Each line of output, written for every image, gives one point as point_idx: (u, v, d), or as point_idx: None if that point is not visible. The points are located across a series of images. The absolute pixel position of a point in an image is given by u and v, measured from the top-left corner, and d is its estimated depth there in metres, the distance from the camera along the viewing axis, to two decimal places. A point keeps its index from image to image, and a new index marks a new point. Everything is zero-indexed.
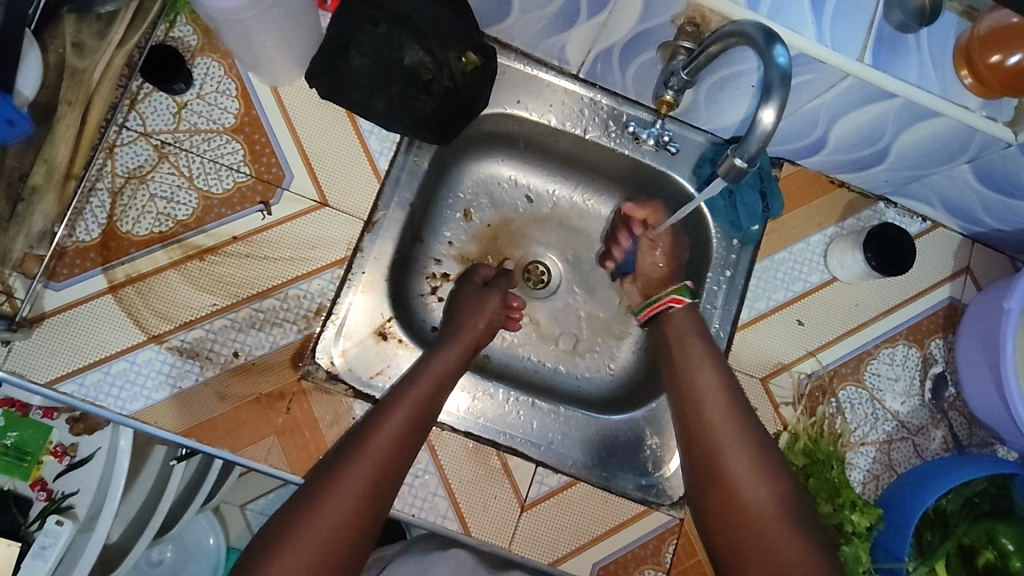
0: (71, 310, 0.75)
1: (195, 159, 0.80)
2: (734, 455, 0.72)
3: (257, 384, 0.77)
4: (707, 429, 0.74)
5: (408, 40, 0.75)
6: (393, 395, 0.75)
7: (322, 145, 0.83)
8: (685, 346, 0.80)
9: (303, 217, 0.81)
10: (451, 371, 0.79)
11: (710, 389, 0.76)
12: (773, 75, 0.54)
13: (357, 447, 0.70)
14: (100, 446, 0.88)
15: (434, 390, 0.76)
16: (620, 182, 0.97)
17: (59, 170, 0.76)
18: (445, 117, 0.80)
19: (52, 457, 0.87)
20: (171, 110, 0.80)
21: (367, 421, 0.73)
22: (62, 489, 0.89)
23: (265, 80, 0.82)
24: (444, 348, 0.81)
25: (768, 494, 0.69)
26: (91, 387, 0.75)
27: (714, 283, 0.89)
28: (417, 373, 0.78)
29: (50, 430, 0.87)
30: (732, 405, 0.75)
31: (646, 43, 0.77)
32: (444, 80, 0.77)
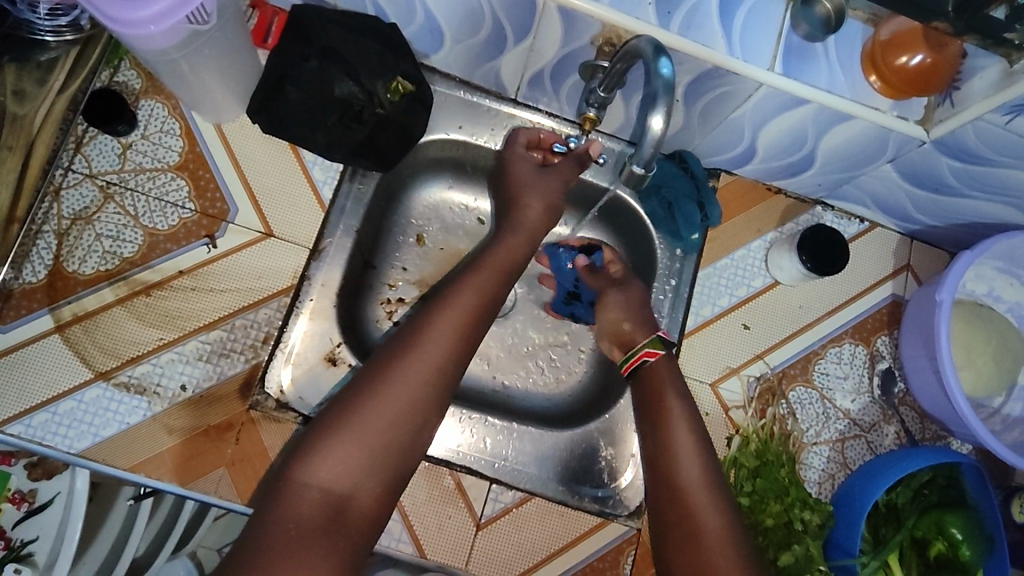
0: (16, 352, 0.76)
1: (140, 198, 0.82)
2: (704, 502, 0.70)
3: (206, 415, 0.78)
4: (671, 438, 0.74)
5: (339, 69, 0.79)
6: (416, 329, 0.71)
7: (266, 178, 0.85)
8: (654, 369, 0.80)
9: (248, 248, 0.83)
10: (472, 304, 0.74)
11: (688, 433, 0.75)
12: (657, 84, 0.60)
13: (376, 387, 0.66)
14: (61, 491, 0.74)
15: (461, 319, 0.72)
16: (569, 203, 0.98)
17: (4, 214, 0.79)
18: (382, 145, 0.83)
19: (11, 504, 0.73)
20: (116, 151, 0.83)
21: (380, 358, 0.69)
22: (22, 535, 0.73)
23: (209, 118, 0.85)
24: (480, 270, 0.77)
25: (733, 542, 0.68)
26: (38, 427, 0.75)
27: (661, 291, 0.90)
28: (445, 302, 0.73)
29: (9, 476, 0.74)
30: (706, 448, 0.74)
31: (573, 63, 0.80)
32: (375, 108, 0.81)
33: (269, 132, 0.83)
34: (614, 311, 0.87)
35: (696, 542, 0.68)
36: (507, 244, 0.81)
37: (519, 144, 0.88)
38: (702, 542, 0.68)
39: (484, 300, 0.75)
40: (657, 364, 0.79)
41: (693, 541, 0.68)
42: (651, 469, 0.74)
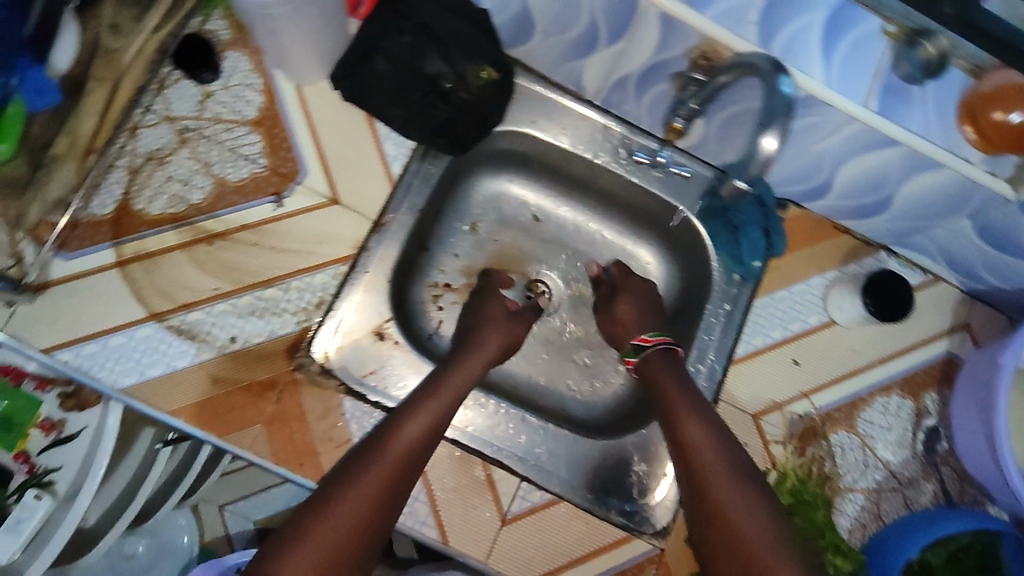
0: (75, 281, 0.77)
1: (214, 147, 0.83)
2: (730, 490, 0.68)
3: (250, 371, 0.78)
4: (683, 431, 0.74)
5: (427, 44, 0.78)
6: (369, 451, 0.69)
7: (338, 145, 0.86)
8: (662, 374, 0.81)
9: (312, 212, 0.83)
10: (440, 414, 0.74)
11: (699, 422, 0.74)
12: (776, 104, 0.60)
13: (338, 499, 0.64)
14: (89, 425, 0.79)
15: (411, 446, 0.70)
16: (628, 216, 1.00)
17: (81, 143, 0.79)
18: (461, 130, 0.83)
19: (40, 429, 0.79)
20: (197, 98, 0.83)
21: (345, 467, 0.67)
22: (46, 463, 0.79)
23: (291, 78, 0.85)
24: (451, 377, 0.79)
25: (770, 529, 0.65)
26: (86, 357, 0.75)
27: (713, 315, 0.88)
28: (395, 427, 0.71)
29: (40, 404, 0.78)
30: (724, 437, 0.74)
31: (661, 73, 0.80)
32: (461, 91, 0.80)
33: (349, 99, 0.84)
34: (625, 307, 0.91)
35: (730, 533, 0.65)
36: (459, 370, 0.80)
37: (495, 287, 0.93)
38: (734, 528, 0.65)
39: (446, 413, 0.74)
40: (654, 354, 0.84)
41: (726, 530, 0.65)
42: (679, 470, 0.73)
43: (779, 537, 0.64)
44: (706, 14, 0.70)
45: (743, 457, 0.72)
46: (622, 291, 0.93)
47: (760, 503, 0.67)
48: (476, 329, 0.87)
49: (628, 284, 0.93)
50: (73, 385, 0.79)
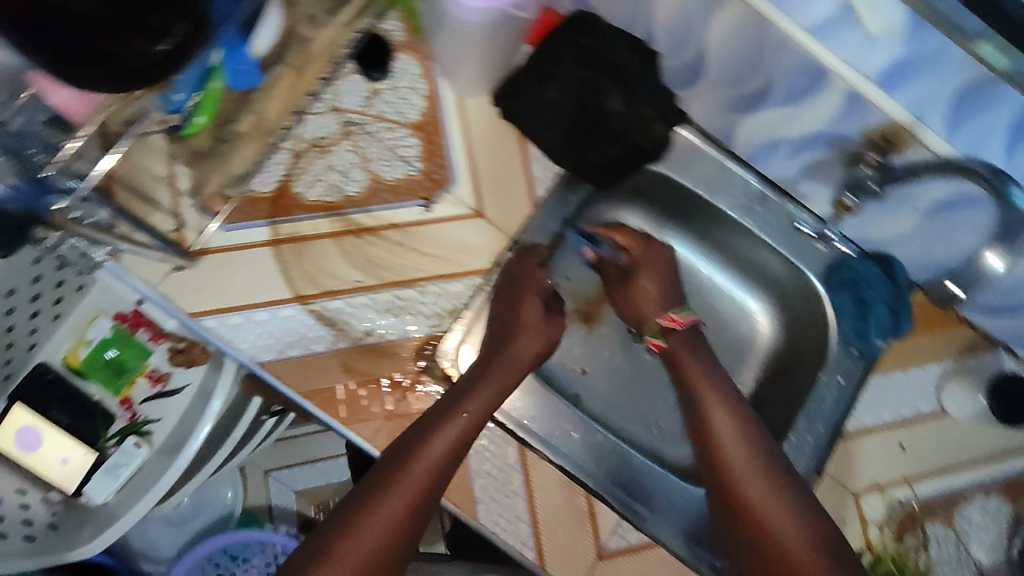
0: (229, 252, 0.79)
1: (374, 143, 0.85)
2: (741, 458, 0.74)
3: (380, 366, 0.80)
4: (716, 430, 0.77)
5: (606, 83, 0.80)
6: (390, 469, 0.69)
7: (490, 160, 0.88)
8: (683, 359, 0.84)
9: (457, 222, 0.85)
10: (467, 427, 0.73)
11: (719, 401, 0.79)
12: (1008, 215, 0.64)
13: (357, 521, 0.66)
14: (191, 382, 1.03)
15: (432, 469, 0.69)
16: (743, 269, 1.00)
17: (265, 124, 0.75)
18: (623, 165, 0.85)
19: (148, 380, 1.02)
20: (365, 94, 0.86)
21: (366, 484, 0.69)
22: (146, 413, 1.02)
23: (454, 88, 0.87)
24: (479, 387, 0.75)
25: (794, 515, 0.70)
26: (231, 328, 0.78)
27: (826, 386, 0.88)
28: (415, 449, 0.70)
29: (150, 355, 1.01)
30: (740, 414, 0.78)
31: (824, 143, 0.80)
32: (638, 133, 0.83)
33: (508, 117, 0.86)
34: (647, 282, 0.88)
35: (742, 507, 0.72)
36: (487, 382, 0.76)
37: (530, 269, 0.81)
38: (753, 507, 0.71)
39: (473, 427, 0.73)
40: (673, 339, 0.85)
41: (738, 500, 0.72)
42: (697, 449, 0.79)
43: (816, 536, 0.69)
44: (897, 99, 0.69)
45: (773, 450, 0.76)
46: (642, 264, 0.88)
47: (774, 482, 0.72)
48: (506, 323, 0.80)
49: (641, 260, 0.88)
50: (184, 344, 1.01)
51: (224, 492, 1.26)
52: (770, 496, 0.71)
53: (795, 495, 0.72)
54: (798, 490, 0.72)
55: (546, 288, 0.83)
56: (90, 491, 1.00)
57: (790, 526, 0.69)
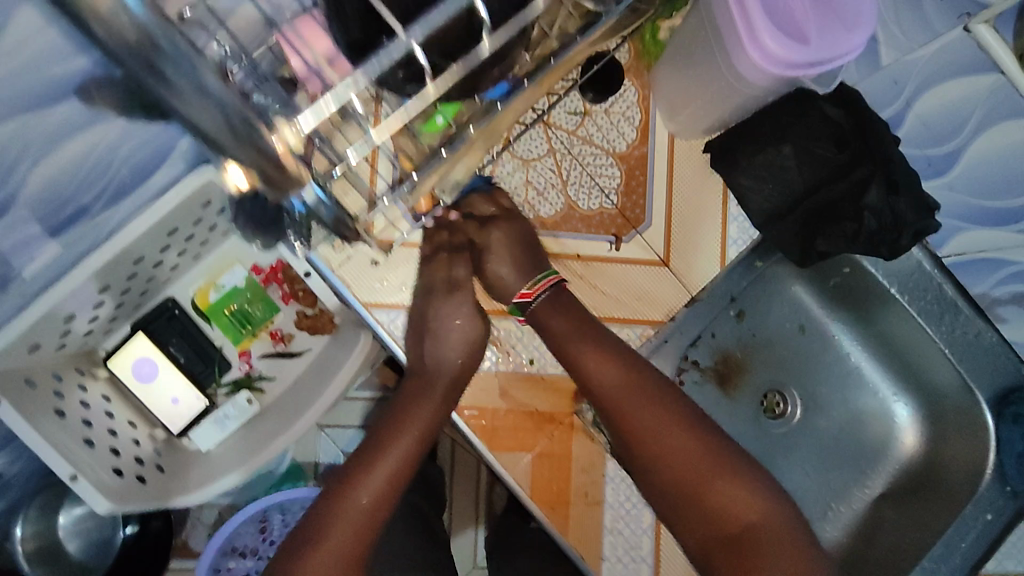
0: (414, 249, 0.77)
1: (576, 167, 0.81)
2: (654, 418, 0.71)
3: (536, 397, 0.78)
4: (639, 426, 0.71)
5: (868, 173, 0.72)
6: (328, 503, 0.65)
7: (689, 209, 0.83)
8: (566, 328, 0.74)
9: (642, 267, 0.81)
10: (414, 447, 0.69)
11: (601, 350, 0.73)
12: None
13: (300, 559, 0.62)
14: (312, 348, 1.01)
15: (373, 502, 0.65)
16: (899, 371, 0.96)
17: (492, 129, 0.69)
18: (856, 248, 0.72)
19: (272, 338, 1.00)
20: (578, 112, 0.81)
21: (309, 521, 0.64)
22: (261, 370, 1.01)
23: (670, 125, 0.82)
24: (413, 407, 0.71)
25: (782, 517, 0.67)
26: (400, 326, 0.76)
27: (971, 518, 0.84)
28: (351, 485, 0.66)
29: (278, 313, 1.00)
30: (630, 365, 0.73)
31: None
32: (883, 217, 0.70)
33: (721, 170, 0.80)
34: (499, 265, 0.76)
35: (657, 458, 0.70)
36: (423, 404, 0.71)
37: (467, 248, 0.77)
38: (697, 479, 0.68)
39: (418, 445, 0.70)
40: (542, 308, 0.75)
41: (657, 455, 0.70)
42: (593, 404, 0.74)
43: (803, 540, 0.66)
44: None
45: (726, 449, 0.70)
46: (492, 226, 0.76)
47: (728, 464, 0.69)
48: (430, 351, 0.73)
49: (491, 231, 0.76)
50: (315, 310, 1.00)
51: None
52: (699, 457, 0.69)
53: (775, 503, 0.68)
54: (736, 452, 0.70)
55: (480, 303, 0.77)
56: (193, 436, 0.98)
57: (736, 490, 0.68)
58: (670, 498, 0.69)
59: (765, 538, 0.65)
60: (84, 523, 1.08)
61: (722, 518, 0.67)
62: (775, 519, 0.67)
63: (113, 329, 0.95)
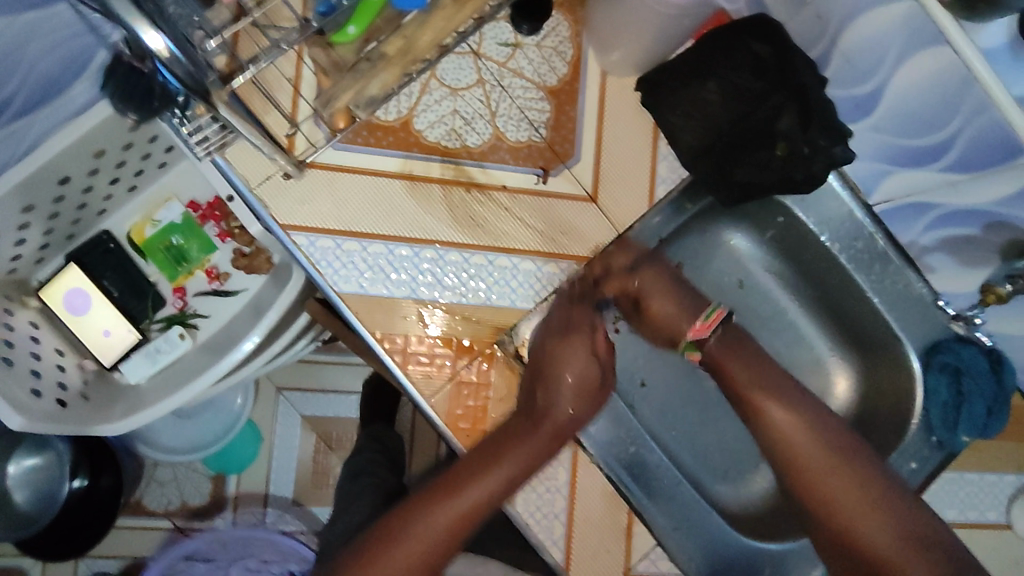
0: (337, 171, 0.76)
1: (506, 99, 0.81)
2: (853, 495, 0.70)
3: (456, 328, 0.77)
4: (803, 470, 0.72)
5: (783, 100, 0.73)
6: (447, 480, 0.70)
7: (619, 146, 0.83)
8: (717, 351, 0.76)
9: (570, 202, 0.81)
10: (538, 455, 0.72)
11: (782, 401, 0.74)
12: None
13: (404, 528, 0.67)
14: (246, 287, 1.00)
15: (474, 505, 0.69)
16: (836, 324, 0.94)
17: (410, 48, 0.70)
18: (778, 180, 0.74)
19: (206, 275, 0.99)
20: (508, 43, 0.81)
21: (424, 492, 0.70)
22: (196, 307, 1.00)
23: (601, 60, 0.82)
24: (540, 433, 0.72)
25: (913, 543, 0.67)
26: (319, 250, 0.75)
27: (897, 466, 0.85)
28: (460, 484, 0.69)
29: (213, 251, 0.99)
30: (832, 430, 0.73)
31: (973, 220, 0.75)
32: (801, 146, 0.72)
33: (647, 105, 0.80)
34: (659, 306, 0.78)
35: (847, 538, 0.69)
36: (524, 444, 0.71)
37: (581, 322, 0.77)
38: (826, 502, 0.70)
39: (538, 462, 0.72)
40: (708, 341, 0.76)
41: (835, 514, 0.70)
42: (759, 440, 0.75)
43: None
44: None
45: (872, 467, 0.72)
46: (639, 274, 0.78)
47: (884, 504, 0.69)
48: (547, 392, 0.74)
49: (639, 276, 0.78)
50: (251, 248, 0.98)
51: (233, 398, 1.21)
52: (857, 496, 0.70)
53: (902, 518, 0.69)
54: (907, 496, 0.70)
55: (594, 341, 0.77)
56: (124, 369, 0.98)
57: (876, 525, 0.68)
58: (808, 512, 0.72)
59: (939, 548, 0.67)
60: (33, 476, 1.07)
61: (855, 538, 0.69)
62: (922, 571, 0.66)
63: (45, 259, 0.95)
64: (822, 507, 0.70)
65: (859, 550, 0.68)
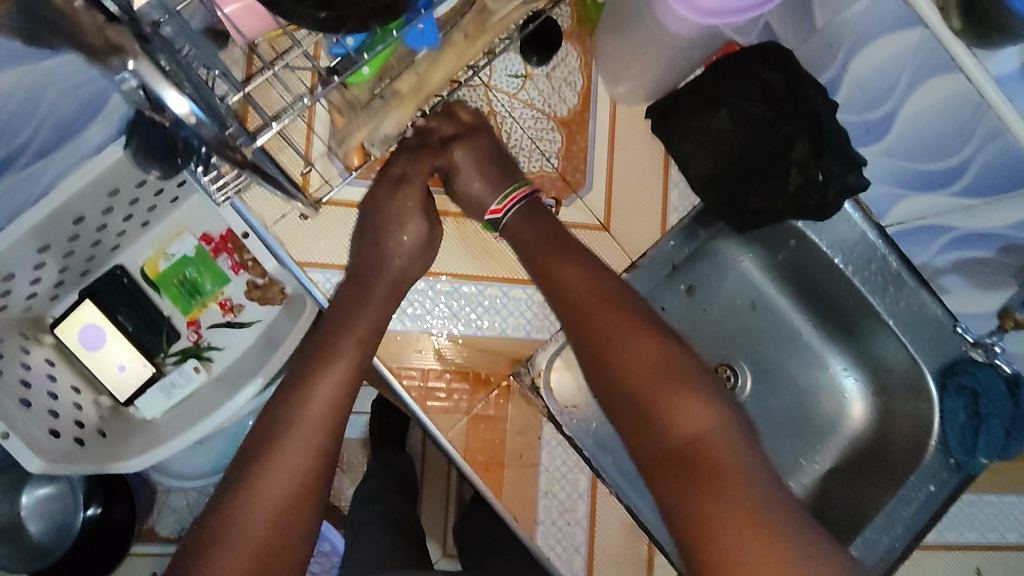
0: (351, 208, 0.77)
1: (517, 131, 0.81)
2: (591, 303, 0.68)
3: (473, 361, 0.78)
4: (603, 343, 0.66)
5: (795, 128, 0.72)
6: (292, 392, 0.63)
7: (631, 175, 0.83)
8: (528, 236, 0.74)
9: (584, 231, 0.81)
10: (371, 327, 0.69)
11: (575, 266, 0.70)
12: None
13: (277, 438, 0.60)
14: (259, 320, 0.99)
15: (333, 398, 0.63)
16: (850, 344, 0.94)
17: (425, 87, 0.69)
18: (789, 208, 0.75)
19: (220, 307, 0.99)
20: (518, 74, 0.81)
21: (273, 410, 0.62)
22: (210, 340, 1.00)
23: (612, 91, 0.82)
24: (372, 298, 0.70)
25: (703, 406, 0.62)
26: (335, 286, 0.75)
27: (915, 489, 0.84)
28: (304, 382, 0.63)
29: (227, 283, 0.99)
30: (602, 281, 0.70)
31: (988, 244, 0.75)
32: (814, 172, 0.72)
33: (658, 134, 0.80)
34: (472, 178, 0.76)
35: (661, 422, 0.61)
36: (363, 306, 0.69)
37: (420, 184, 0.75)
38: (620, 375, 0.64)
39: (372, 330, 0.68)
40: (511, 219, 0.75)
41: (637, 388, 0.63)
42: (570, 338, 0.70)
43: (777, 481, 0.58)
44: None
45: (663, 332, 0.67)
46: (456, 143, 0.76)
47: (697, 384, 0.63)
48: (376, 245, 0.73)
49: (455, 148, 0.76)
50: (263, 280, 0.97)
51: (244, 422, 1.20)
52: (648, 363, 0.64)
53: (705, 395, 0.62)
54: (701, 374, 0.64)
55: (427, 200, 0.76)
56: (140, 404, 0.97)
57: (697, 410, 0.61)
58: (608, 400, 0.65)
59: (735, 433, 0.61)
60: (45, 505, 1.07)
61: (671, 434, 0.61)
62: (723, 433, 0.60)
63: (60, 295, 0.95)
64: (615, 381, 0.64)
65: (660, 414, 0.61)
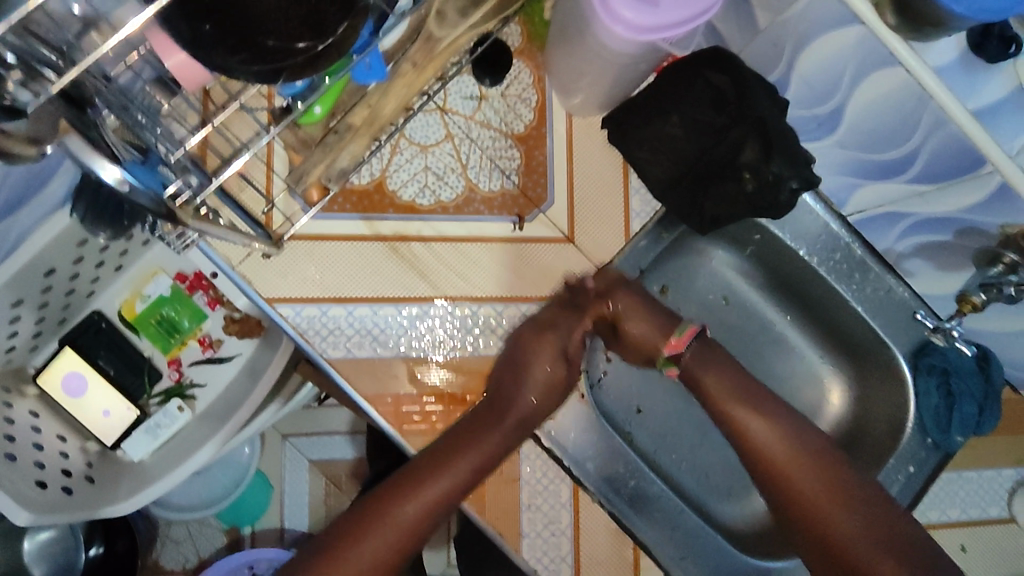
0: (314, 240, 0.77)
1: (475, 151, 0.83)
2: (773, 436, 0.75)
3: (449, 382, 0.79)
4: (783, 450, 0.74)
5: (744, 132, 0.73)
6: (389, 496, 0.70)
7: (591, 184, 0.84)
8: (703, 363, 0.78)
9: (548, 245, 0.83)
10: (484, 460, 0.72)
11: (720, 375, 0.77)
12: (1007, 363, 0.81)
13: (361, 534, 0.68)
14: (240, 353, 0.99)
15: (425, 508, 0.70)
16: (823, 333, 0.95)
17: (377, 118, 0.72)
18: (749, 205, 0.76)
19: (199, 344, 0.99)
20: (472, 95, 0.83)
21: (368, 504, 0.70)
22: (192, 377, 1.00)
23: (566, 104, 0.84)
24: (501, 428, 0.73)
25: (818, 471, 0.73)
26: (305, 319, 0.75)
27: (894, 472, 0.86)
28: (405, 493, 0.70)
29: (205, 320, 0.98)
30: (749, 393, 0.77)
31: (946, 228, 0.77)
32: (764, 172, 0.73)
33: (616, 143, 0.81)
34: (634, 327, 0.78)
35: (787, 493, 0.73)
36: (486, 438, 0.73)
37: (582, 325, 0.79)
38: (783, 470, 0.74)
39: (489, 461, 0.72)
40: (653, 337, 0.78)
41: (771, 466, 0.74)
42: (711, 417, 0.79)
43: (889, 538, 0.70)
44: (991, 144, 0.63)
45: (776, 402, 0.77)
46: (615, 298, 0.78)
47: (816, 457, 0.74)
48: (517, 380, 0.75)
49: (616, 299, 0.78)
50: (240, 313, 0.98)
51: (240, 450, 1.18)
52: (823, 470, 0.73)
53: (834, 469, 0.74)
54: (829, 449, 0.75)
55: (570, 344, 0.78)
56: (126, 446, 0.98)
57: (817, 480, 0.73)
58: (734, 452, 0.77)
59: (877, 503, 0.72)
60: (47, 547, 1.07)
61: (798, 500, 0.73)
62: (843, 505, 0.72)
63: (39, 346, 0.95)
64: (783, 479, 0.74)
65: (806, 503, 0.72)
